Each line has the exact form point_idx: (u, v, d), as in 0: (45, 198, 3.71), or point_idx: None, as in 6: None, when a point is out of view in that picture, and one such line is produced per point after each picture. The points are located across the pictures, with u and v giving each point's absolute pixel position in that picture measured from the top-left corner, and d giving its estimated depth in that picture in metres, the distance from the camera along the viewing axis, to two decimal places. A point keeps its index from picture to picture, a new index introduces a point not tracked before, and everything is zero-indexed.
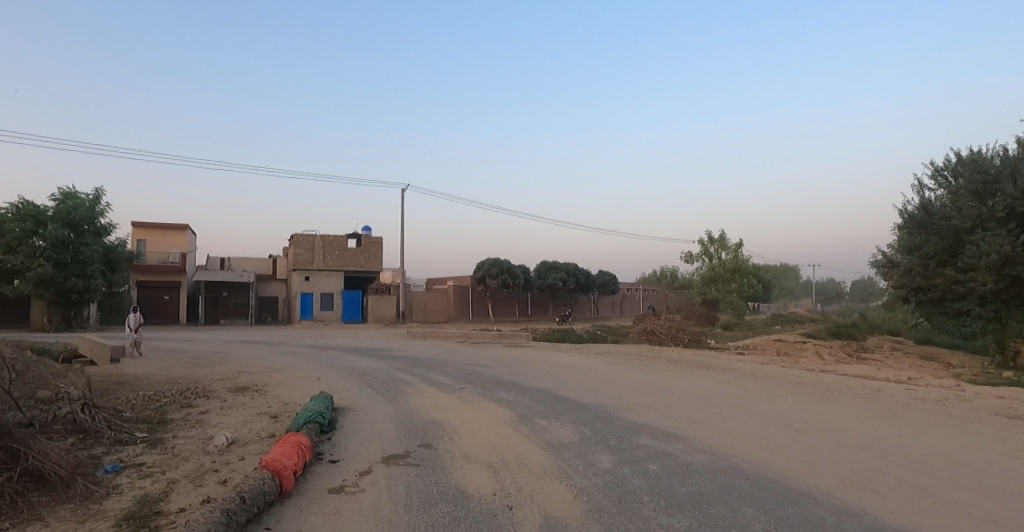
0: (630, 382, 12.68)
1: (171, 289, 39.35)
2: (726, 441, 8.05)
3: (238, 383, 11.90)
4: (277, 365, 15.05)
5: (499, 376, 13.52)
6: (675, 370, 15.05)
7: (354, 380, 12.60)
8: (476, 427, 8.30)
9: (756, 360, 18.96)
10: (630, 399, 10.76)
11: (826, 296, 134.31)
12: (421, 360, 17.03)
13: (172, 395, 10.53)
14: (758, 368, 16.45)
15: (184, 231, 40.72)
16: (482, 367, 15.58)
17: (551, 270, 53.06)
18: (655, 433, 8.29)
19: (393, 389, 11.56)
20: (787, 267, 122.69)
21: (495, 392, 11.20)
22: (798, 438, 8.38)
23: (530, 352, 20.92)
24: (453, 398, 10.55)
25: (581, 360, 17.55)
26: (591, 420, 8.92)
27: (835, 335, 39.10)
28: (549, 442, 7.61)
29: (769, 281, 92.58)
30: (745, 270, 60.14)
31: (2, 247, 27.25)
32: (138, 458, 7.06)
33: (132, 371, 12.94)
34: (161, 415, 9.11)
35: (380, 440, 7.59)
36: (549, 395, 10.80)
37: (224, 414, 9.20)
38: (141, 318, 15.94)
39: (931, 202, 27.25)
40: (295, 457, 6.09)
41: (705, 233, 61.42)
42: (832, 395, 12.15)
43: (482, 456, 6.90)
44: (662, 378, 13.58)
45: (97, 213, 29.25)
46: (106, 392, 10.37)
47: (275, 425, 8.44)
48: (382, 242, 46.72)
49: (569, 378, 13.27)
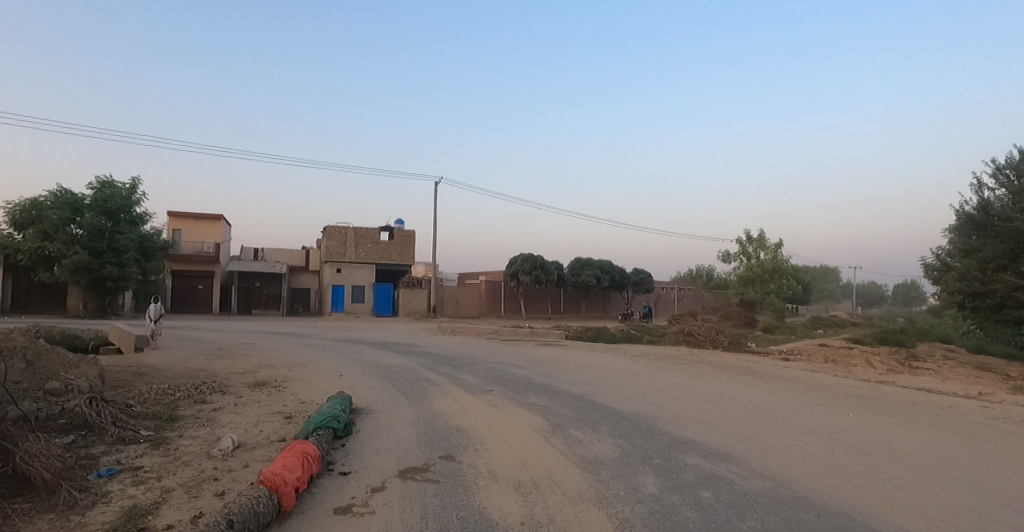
0: (671, 389, 11.67)
1: (205, 279, 39.88)
2: (789, 465, 7.04)
3: (257, 378, 11.43)
4: (299, 359, 14.58)
5: (529, 378, 12.67)
6: (719, 376, 13.93)
7: (377, 378, 11.97)
8: (502, 436, 7.52)
9: (805, 368, 17.65)
10: (674, 409, 9.78)
11: (867, 299, 129.03)
12: (448, 357, 16.32)
13: (187, 389, 10.07)
14: (810, 376, 15.15)
15: (218, 221, 41.23)
16: (511, 367, 14.78)
17: (585, 266, 51.86)
18: (704, 452, 7.32)
19: (417, 389, 10.86)
20: (828, 268, 118.33)
21: (524, 395, 10.42)
22: (871, 466, 7.30)
23: (562, 352, 19.99)
24: (479, 400, 9.80)
25: (615, 362, 16.63)
26: (630, 433, 8.02)
27: (884, 341, 36.90)
28: (584, 459, 6.75)
29: (810, 283, 89.09)
30: (785, 270, 57.93)
31: (41, 234, 27.85)
32: (136, 461, 6.51)
33: (152, 362, 12.63)
34: (171, 411, 8.61)
35: (398, 449, 6.87)
36: (582, 400, 9.96)
37: (236, 412, 8.65)
38: (164, 308, 15.68)
39: (990, 201, 25.58)
40: (299, 471, 5.37)
41: (744, 232, 59.31)
42: (898, 411, 10.93)
43: (508, 474, 6.08)
44: (706, 384, 12.52)
45: (134, 202, 29.65)
46: (121, 384, 9.99)
47: (287, 427, 7.82)
48: (413, 236, 46.43)
49: (605, 382, 12.38)
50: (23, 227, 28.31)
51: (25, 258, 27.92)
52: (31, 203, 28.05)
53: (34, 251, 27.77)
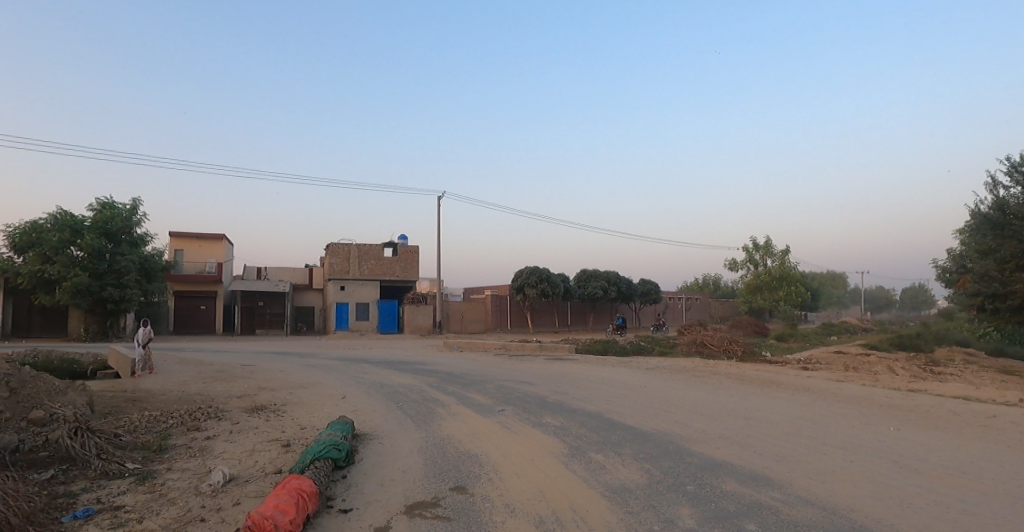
0: (693, 404, 11.01)
1: (208, 299, 39.49)
2: (836, 490, 6.38)
3: (256, 402, 10.87)
4: (301, 381, 14.00)
5: (542, 395, 12.05)
6: (741, 389, 13.24)
7: (382, 399, 11.38)
8: (518, 463, 6.90)
9: (828, 377, 16.93)
10: (700, 426, 9.11)
11: (874, 304, 127.77)
12: (456, 375, 15.70)
13: (181, 415, 9.51)
14: (836, 386, 14.42)
15: (221, 240, 40.94)
16: (521, 383, 14.17)
17: (592, 278, 51.18)
18: (741, 477, 6.66)
19: (424, 411, 10.25)
20: (835, 275, 117.15)
21: (538, 414, 9.82)
22: (927, 487, 6.62)
23: (573, 366, 19.31)
24: (490, 422, 9.20)
25: (629, 376, 15.98)
26: (657, 455, 7.38)
27: (900, 346, 35.99)
28: (610, 487, 6.12)
29: (818, 289, 87.96)
30: (794, 277, 57.08)
31: (41, 257, 27.56)
32: (117, 498, 5.90)
33: (148, 386, 12.10)
34: (162, 441, 8.03)
35: (405, 481, 6.26)
36: (601, 419, 9.35)
37: (230, 441, 8.06)
38: (149, 333, 14.78)
39: (1006, 201, 24.78)
40: (293, 510, 4.75)
41: (750, 240, 58.68)
42: (939, 423, 10.23)
43: (528, 507, 5.46)
44: (729, 398, 11.86)
45: (135, 223, 29.37)
46: (111, 412, 9.44)
47: (285, 456, 7.23)
48: (418, 251, 46.04)
49: (622, 398, 11.75)
50: (22, 250, 28.02)
51: (25, 281, 27.61)
52: (30, 226, 27.79)
53: (34, 274, 27.46)
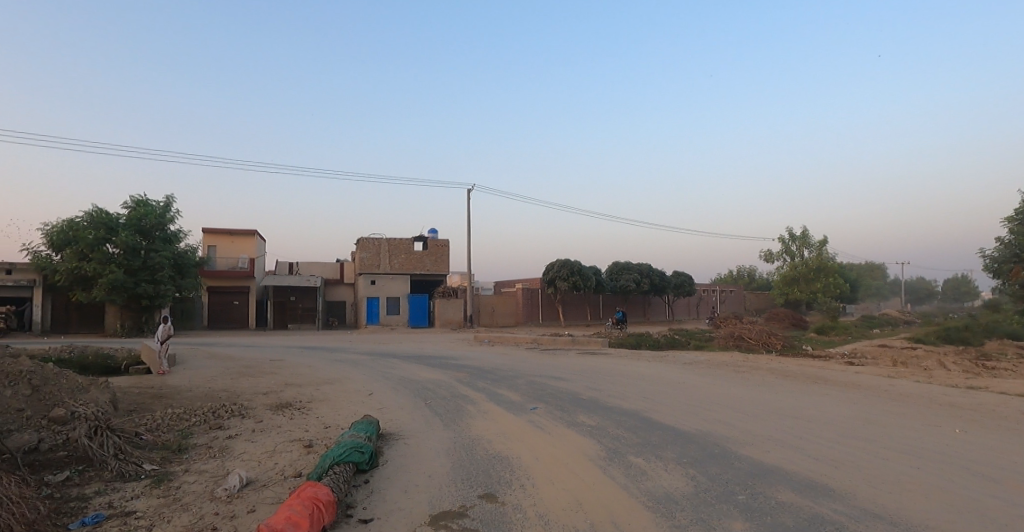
0: (736, 401, 10.29)
1: (241, 295, 40.11)
2: (912, 502, 5.65)
3: (281, 399, 10.62)
4: (328, 376, 13.77)
5: (574, 392, 11.49)
6: (789, 385, 12.42)
7: (408, 396, 11.00)
8: (552, 467, 6.38)
9: (879, 373, 15.93)
10: (749, 423, 8.42)
11: (915, 296, 122.77)
12: (485, 371, 15.24)
13: (204, 413, 9.30)
14: (890, 380, 13.44)
15: (252, 236, 41.48)
16: (553, 379, 13.64)
17: (624, 271, 50.21)
18: (798, 485, 5.99)
19: (453, 408, 9.81)
20: (875, 265, 113.11)
21: (571, 413, 9.29)
22: (1012, 499, 5.85)
23: (606, 361, 18.67)
24: (520, 421, 8.70)
25: (666, 371, 15.27)
26: (703, 456, 6.76)
27: (949, 339, 34.17)
28: (652, 497, 5.54)
29: (857, 280, 84.73)
30: (832, 268, 54.99)
31: (77, 255, 28.24)
32: (129, 502, 5.61)
33: (174, 383, 12.01)
34: (182, 441, 7.79)
35: (430, 487, 5.79)
36: (639, 418, 8.76)
37: (252, 441, 7.76)
38: (167, 330, 14.42)
39: None
40: (305, 522, 4.32)
41: (786, 230, 56.81)
42: (1012, 424, 9.29)
43: (565, 520, 4.93)
44: (776, 395, 11.11)
45: (167, 220, 29.88)
46: (134, 410, 9.33)
47: (306, 458, 6.87)
48: (447, 245, 45.91)
49: (659, 395, 11.11)
50: (60, 248, 28.76)
51: (63, 278, 28.34)
52: (67, 224, 28.46)
53: (71, 271, 28.15)
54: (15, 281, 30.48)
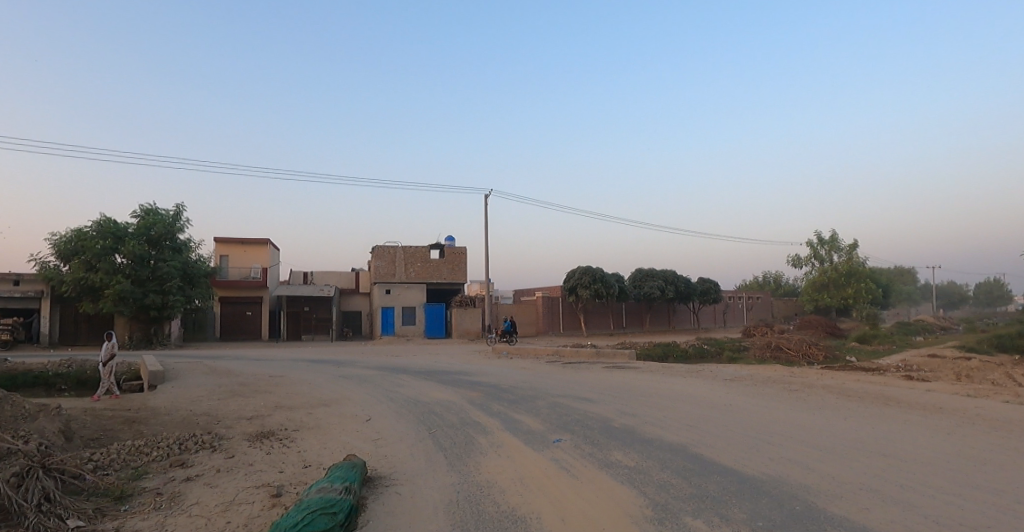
0: (802, 432, 8.54)
1: (254, 305, 39.36)
2: None
3: (264, 426, 9.24)
4: (326, 397, 12.38)
5: (605, 419, 9.83)
6: (856, 407, 10.60)
7: (411, 423, 9.48)
8: None
9: (953, 388, 13.92)
10: (828, 463, 6.70)
11: (949, 300, 117.33)
12: (504, 390, 13.66)
13: (169, 446, 7.93)
14: (977, 399, 11.46)
15: (265, 245, 40.79)
16: (579, 400, 12.01)
17: (648, 278, 48.36)
18: None
19: (461, 441, 8.22)
20: (906, 269, 108.52)
21: (603, 447, 7.67)
22: None
23: (635, 376, 16.98)
24: (542, 459, 7.09)
25: (706, 390, 13.49)
26: (787, 518, 5.04)
27: (1004, 347, 31.50)
28: None
29: (889, 286, 80.86)
30: (865, 273, 52.25)
31: (84, 265, 27.69)
32: None
33: (151, 405, 10.73)
34: (128, 488, 6.39)
35: None
36: (689, 458, 7.08)
37: (211, 486, 6.31)
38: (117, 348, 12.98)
39: None
40: None
41: (814, 234, 54.44)
42: None
43: None
44: (845, 421, 9.30)
45: (177, 229, 29.24)
46: (90, 444, 8.07)
47: (267, 515, 5.35)
48: (465, 252, 44.67)
49: (706, 422, 9.39)
50: (67, 258, 28.28)
51: (70, 289, 27.80)
52: (75, 234, 27.99)
53: (78, 282, 27.56)
54: (24, 293, 30.11)
